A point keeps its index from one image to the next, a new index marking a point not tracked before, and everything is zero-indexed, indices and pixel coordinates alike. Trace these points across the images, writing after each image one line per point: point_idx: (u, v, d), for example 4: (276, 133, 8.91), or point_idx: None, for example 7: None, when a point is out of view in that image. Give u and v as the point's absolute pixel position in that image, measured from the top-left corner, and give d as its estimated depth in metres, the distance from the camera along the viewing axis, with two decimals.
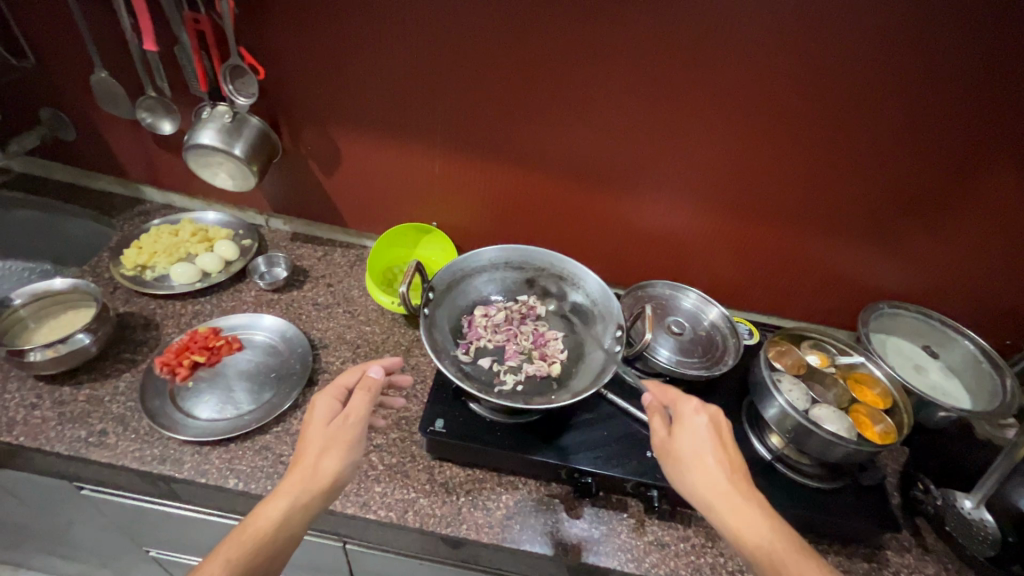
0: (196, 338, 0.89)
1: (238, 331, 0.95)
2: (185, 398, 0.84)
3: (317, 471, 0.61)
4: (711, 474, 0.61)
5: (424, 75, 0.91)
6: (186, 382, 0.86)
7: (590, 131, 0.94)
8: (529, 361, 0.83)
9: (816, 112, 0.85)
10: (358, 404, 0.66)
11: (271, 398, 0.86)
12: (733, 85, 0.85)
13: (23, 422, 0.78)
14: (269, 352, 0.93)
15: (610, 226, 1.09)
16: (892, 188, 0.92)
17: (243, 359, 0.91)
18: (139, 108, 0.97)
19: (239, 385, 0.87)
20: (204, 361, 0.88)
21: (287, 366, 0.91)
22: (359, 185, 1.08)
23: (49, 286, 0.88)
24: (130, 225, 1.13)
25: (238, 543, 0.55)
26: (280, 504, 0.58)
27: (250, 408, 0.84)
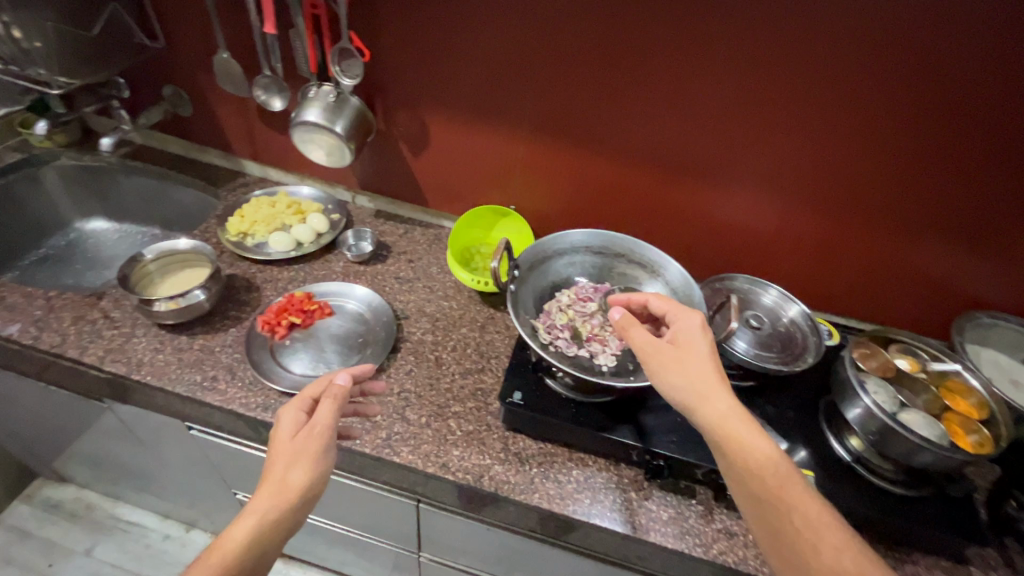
0: (293, 300, 0.98)
1: (330, 297, 1.02)
2: (279, 355, 0.92)
3: (282, 489, 0.62)
4: (696, 385, 0.65)
5: (520, 61, 0.94)
6: (284, 341, 0.94)
7: (675, 121, 0.94)
8: (605, 346, 0.83)
9: (930, 107, 0.81)
10: (323, 415, 0.67)
11: (358, 360, 0.92)
12: (837, 77, 0.83)
13: (150, 363, 0.88)
14: (357, 320, 0.99)
15: (689, 219, 1.07)
16: (1002, 191, 0.86)
17: (332, 323, 0.98)
18: (257, 85, 1.03)
19: (329, 346, 0.94)
20: (300, 323, 0.96)
21: (372, 332, 0.97)
22: (443, 167, 1.12)
23: (175, 245, 0.96)
24: (233, 196, 1.23)
25: (204, 568, 0.56)
26: (249, 522, 0.59)
27: (340, 367, 0.91)
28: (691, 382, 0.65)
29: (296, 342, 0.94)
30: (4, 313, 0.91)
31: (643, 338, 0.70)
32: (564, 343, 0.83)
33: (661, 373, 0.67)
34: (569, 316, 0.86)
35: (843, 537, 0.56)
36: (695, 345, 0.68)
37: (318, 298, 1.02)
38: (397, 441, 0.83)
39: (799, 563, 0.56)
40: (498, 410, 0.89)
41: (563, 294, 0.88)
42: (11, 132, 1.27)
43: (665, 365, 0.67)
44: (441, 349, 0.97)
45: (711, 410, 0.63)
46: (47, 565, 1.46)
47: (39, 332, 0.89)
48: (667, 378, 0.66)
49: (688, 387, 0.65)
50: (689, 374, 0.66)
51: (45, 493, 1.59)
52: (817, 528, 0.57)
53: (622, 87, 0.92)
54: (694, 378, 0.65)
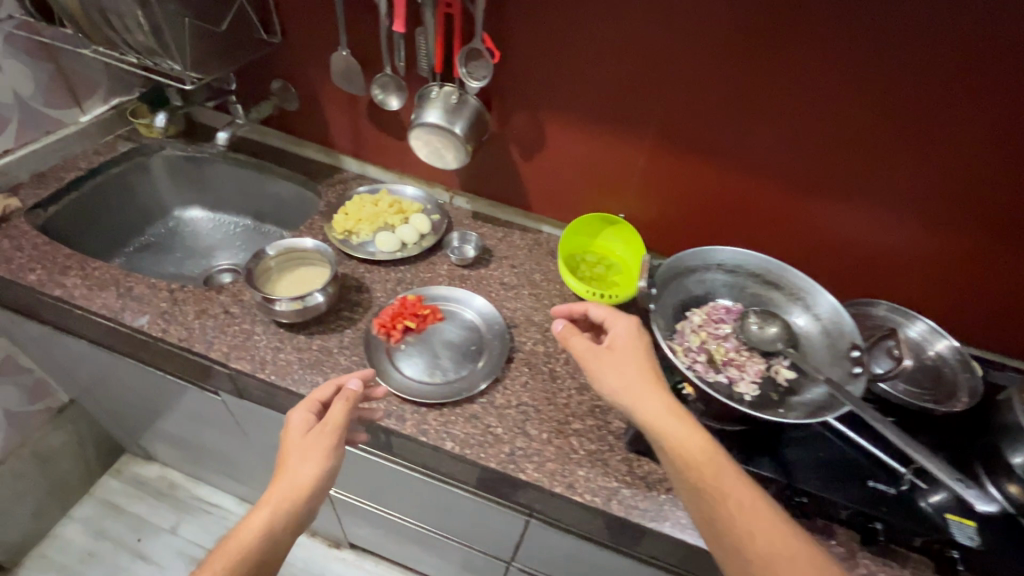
0: (407, 304, 0.96)
1: (439, 301, 1.00)
2: (396, 360, 0.91)
3: (297, 484, 0.69)
4: (630, 388, 0.69)
5: (655, 65, 0.89)
6: (398, 345, 0.93)
7: (809, 132, 0.88)
8: (745, 373, 0.79)
9: None
10: (336, 413, 0.74)
11: (474, 370, 0.91)
12: (1010, 88, 0.75)
13: (273, 362, 0.88)
14: (468, 327, 0.97)
15: (811, 236, 1.00)
16: None
17: (445, 330, 0.96)
18: (376, 84, 1.03)
19: (444, 353, 0.93)
20: (414, 327, 0.95)
21: (486, 342, 0.95)
22: (553, 171, 1.09)
23: (301, 244, 0.96)
24: (333, 192, 1.22)
25: (230, 550, 0.65)
26: (265, 512, 0.67)
27: (457, 375, 0.90)
28: (626, 385, 0.69)
29: (410, 348, 0.93)
30: (132, 304, 0.93)
31: (582, 346, 0.75)
32: (701, 367, 0.79)
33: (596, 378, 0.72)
34: (703, 337, 0.82)
35: (777, 525, 0.59)
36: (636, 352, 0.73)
37: (429, 302, 1.00)
38: (521, 457, 0.81)
39: (740, 548, 0.59)
40: (619, 429, 0.86)
41: (694, 314, 0.84)
42: (122, 121, 1.29)
43: (601, 369, 0.72)
44: (554, 361, 0.95)
45: (647, 411, 0.67)
46: (135, 541, 1.51)
47: (167, 325, 0.91)
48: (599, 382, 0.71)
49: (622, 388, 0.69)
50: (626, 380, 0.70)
51: (133, 469, 1.65)
52: (750, 514, 0.60)
53: (766, 96, 0.87)
54: (631, 384, 0.69)
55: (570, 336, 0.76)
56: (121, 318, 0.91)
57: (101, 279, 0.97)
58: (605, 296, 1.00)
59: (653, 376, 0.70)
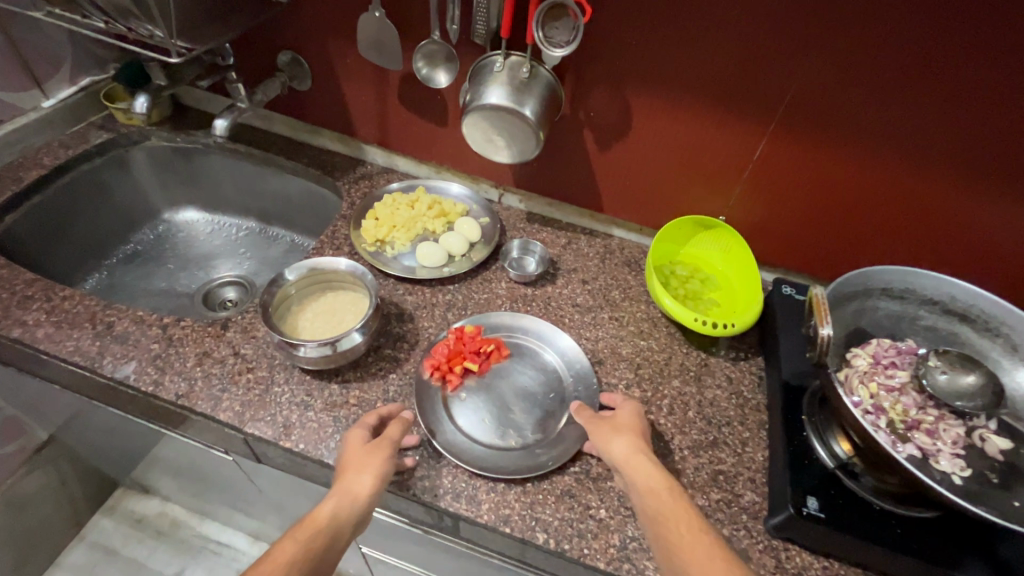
0: (465, 339, 0.76)
1: (503, 332, 0.80)
2: (457, 413, 0.71)
3: (354, 493, 0.56)
4: (624, 455, 0.59)
5: (798, 19, 0.66)
6: (457, 392, 0.73)
7: (999, 109, 0.65)
8: (944, 442, 0.58)
9: None
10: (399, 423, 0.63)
11: (559, 426, 0.70)
12: None
13: (300, 425, 0.67)
14: (543, 369, 0.76)
15: (976, 247, 0.78)
16: None
17: (516, 371, 0.76)
18: (419, 54, 0.80)
19: (517, 404, 0.72)
20: (476, 369, 0.74)
21: (570, 388, 0.75)
22: (635, 164, 0.87)
23: (336, 265, 0.76)
24: (357, 192, 1.00)
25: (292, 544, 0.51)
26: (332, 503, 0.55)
27: (538, 435, 0.69)
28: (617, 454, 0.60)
29: (474, 395, 0.73)
30: (113, 347, 0.73)
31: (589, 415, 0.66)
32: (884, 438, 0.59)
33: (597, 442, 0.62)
34: (877, 391, 0.61)
35: None
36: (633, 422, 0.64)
37: (490, 333, 0.79)
38: (637, 552, 0.61)
39: None
40: (755, 507, 0.66)
41: (857, 357, 0.64)
42: (95, 105, 1.06)
43: (601, 434, 0.63)
44: (655, 411, 0.74)
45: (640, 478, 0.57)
46: None
47: (160, 375, 0.70)
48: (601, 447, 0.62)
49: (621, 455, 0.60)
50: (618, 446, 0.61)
51: (129, 505, 1.45)
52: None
53: (964, 60, 0.63)
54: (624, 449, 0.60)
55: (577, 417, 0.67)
56: (99, 367, 0.71)
57: (73, 313, 0.76)
58: (712, 326, 0.78)
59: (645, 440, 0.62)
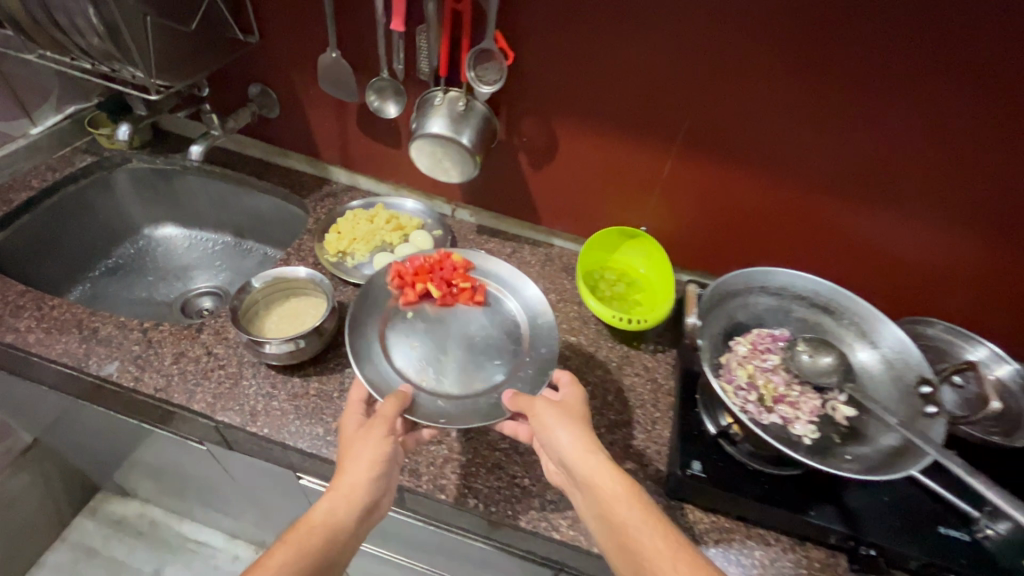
0: (444, 267, 0.89)
1: (489, 280, 0.90)
2: (398, 321, 0.84)
3: (350, 484, 0.63)
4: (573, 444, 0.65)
5: (685, 64, 0.80)
6: (407, 306, 0.86)
7: (848, 138, 0.79)
8: (801, 411, 0.71)
9: None
10: (387, 408, 0.69)
11: (474, 385, 0.78)
12: None
13: (265, 412, 0.77)
14: (500, 325, 0.86)
15: (851, 251, 0.92)
16: None
17: (470, 315, 0.87)
18: (370, 89, 0.92)
19: (453, 348, 0.82)
20: (438, 296, 0.86)
21: (503, 344, 0.83)
22: (566, 182, 0.99)
23: (294, 273, 0.86)
24: (323, 208, 1.11)
25: (294, 544, 0.58)
26: (326, 504, 0.61)
27: (449, 386, 0.77)
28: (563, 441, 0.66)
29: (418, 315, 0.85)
30: (98, 349, 0.82)
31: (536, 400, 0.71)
32: (753, 409, 0.71)
33: (545, 429, 0.68)
34: (752, 372, 0.73)
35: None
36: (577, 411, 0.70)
37: (476, 275, 0.90)
38: (554, 512, 0.72)
39: None
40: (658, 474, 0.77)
41: (738, 344, 0.76)
42: (78, 131, 1.15)
43: (545, 420, 0.68)
44: None
45: (587, 464, 0.63)
46: None
47: (140, 372, 0.80)
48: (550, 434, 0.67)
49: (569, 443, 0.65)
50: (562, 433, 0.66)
51: (109, 507, 1.52)
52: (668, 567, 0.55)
53: (816, 96, 0.77)
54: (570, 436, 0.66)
55: (510, 403, 0.71)
56: (86, 366, 0.80)
57: (61, 320, 0.85)
58: (629, 322, 0.90)
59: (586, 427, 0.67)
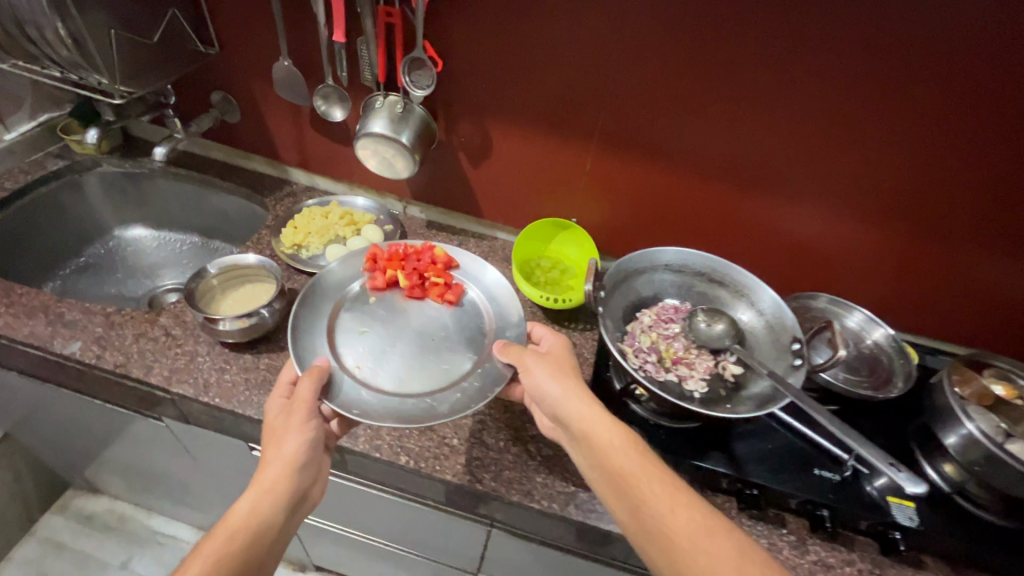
0: (424, 261, 0.96)
1: (465, 281, 0.96)
2: (362, 303, 0.91)
3: (270, 473, 0.67)
4: (557, 393, 0.71)
5: (595, 69, 0.90)
6: (375, 288, 0.93)
7: (738, 132, 0.91)
8: (694, 368, 0.80)
9: (1005, 118, 0.79)
10: (305, 390, 0.72)
11: (412, 387, 0.80)
12: (910, 86, 0.79)
13: (217, 384, 0.85)
14: (459, 326, 0.90)
15: (753, 233, 1.03)
16: None
17: (435, 311, 0.92)
18: (318, 95, 1.02)
19: (404, 340, 0.86)
20: (407, 285, 0.93)
21: (453, 343, 0.87)
22: (503, 178, 1.09)
23: (241, 259, 0.94)
24: (282, 206, 1.19)
25: (220, 537, 0.62)
26: (248, 497, 0.66)
27: (384, 379, 0.80)
28: (548, 391, 0.71)
29: (382, 300, 0.92)
30: (62, 331, 0.89)
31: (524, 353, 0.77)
32: (652, 368, 0.80)
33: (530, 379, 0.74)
34: (654, 338, 0.83)
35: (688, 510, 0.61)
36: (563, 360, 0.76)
37: (454, 275, 0.97)
38: (477, 467, 0.80)
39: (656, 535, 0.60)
40: None
41: (644, 314, 0.86)
42: (51, 138, 1.23)
43: (531, 371, 0.74)
44: None
45: (571, 410, 0.69)
46: None
47: (102, 351, 0.87)
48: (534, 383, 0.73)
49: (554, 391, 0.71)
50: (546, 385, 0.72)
51: (79, 503, 1.56)
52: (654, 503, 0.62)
53: (708, 96, 0.88)
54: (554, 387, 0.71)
55: (504, 354, 0.79)
56: (51, 346, 0.87)
57: (29, 306, 0.92)
58: (557, 301, 0.99)
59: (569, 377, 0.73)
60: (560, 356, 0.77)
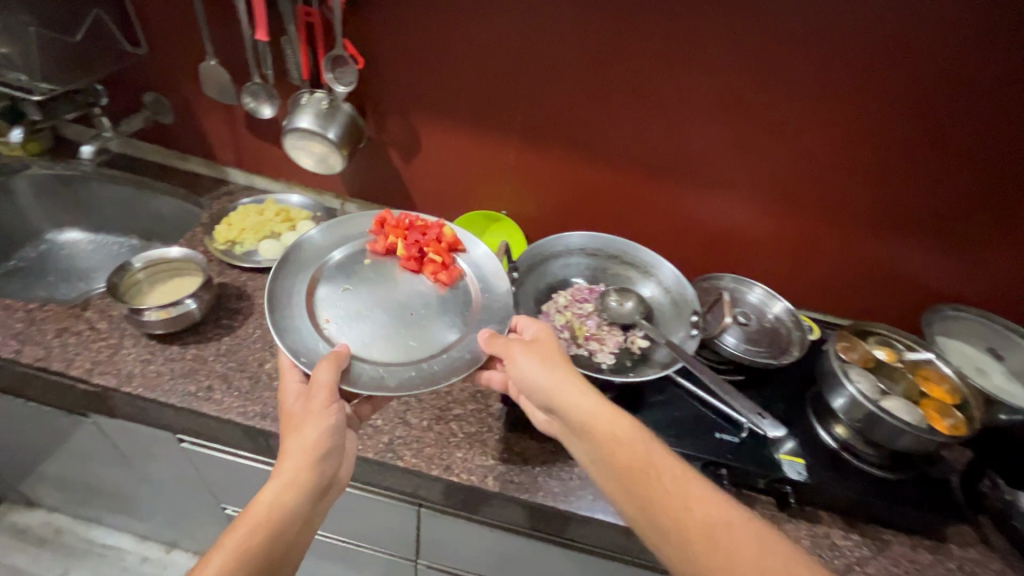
0: (431, 239, 0.94)
1: (467, 266, 0.93)
2: (352, 264, 0.92)
3: (296, 457, 0.65)
4: (551, 385, 0.70)
5: (511, 66, 0.96)
6: (373, 252, 0.94)
7: (646, 123, 0.97)
8: (605, 338, 0.86)
9: (873, 105, 0.87)
10: (324, 374, 0.71)
11: (368, 352, 0.79)
12: (789, 77, 0.88)
13: (140, 374, 0.85)
14: (439, 312, 0.87)
15: (670, 220, 1.10)
16: (950, 188, 0.93)
17: (424, 287, 0.90)
18: (246, 92, 1.04)
19: (381, 304, 0.87)
20: (405, 254, 0.93)
21: (424, 320, 0.85)
22: (434, 172, 1.13)
23: (165, 254, 0.95)
24: (218, 205, 1.20)
25: (246, 529, 0.60)
26: (273, 488, 0.63)
27: (348, 336, 0.81)
28: (545, 384, 0.70)
29: (376, 263, 0.93)
30: None
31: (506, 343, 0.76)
32: (565, 342, 0.85)
33: (520, 371, 0.72)
34: (568, 316, 0.88)
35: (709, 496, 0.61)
36: (551, 350, 0.75)
37: (458, 259, 0.94)
38: (400, 445, 0.83)
39: (671, 526, 0.59)
40: (499, 411, 0.90)
41: (560, 296, 0.92)
42: None
43: (517, 366, 0.73)
44: None
45: (575, 405, 0.68)
46: None
47: (21, 346, 0.86)
48: (523, 376, 0.71)
49: (548, 383, 0.70)
50: (542, 376, 0.70)
51: (13, 519, 1.50)
52: (681, 490, 0.61)
53: (615, 89, 0.95)
54: (547, 377, 0.70)
55: (487, 344, 0.77)
56: None
57: None
58: None
59: (566, 369, 0.72)
60: (546, 343, 0.76)
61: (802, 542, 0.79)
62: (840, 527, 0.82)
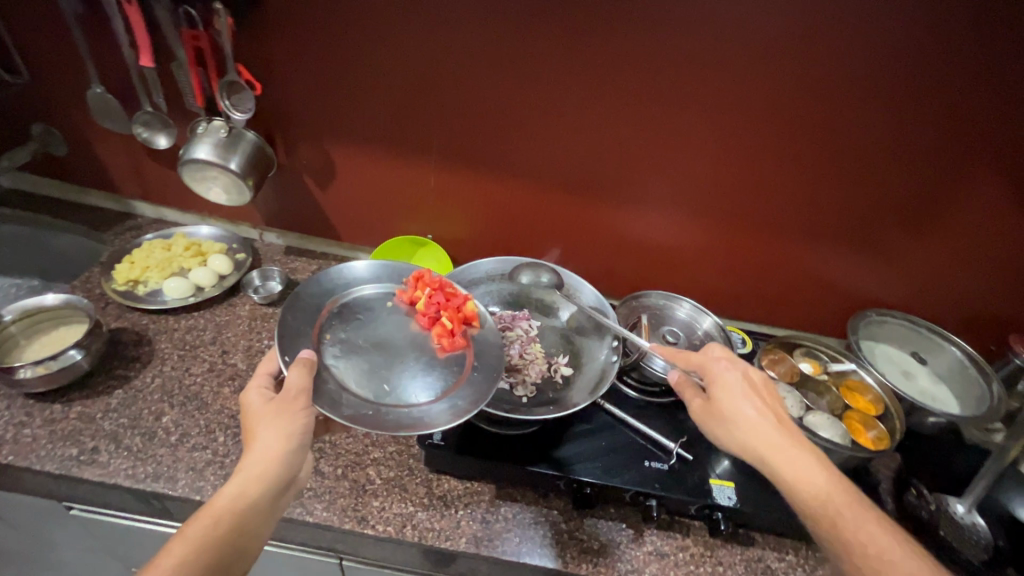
0: (455, 304, 0.82)
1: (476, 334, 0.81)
2: (377, 302, 0.84)
3: (266, 455, 0.60)
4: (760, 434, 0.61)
5: (419, 86, 0.92)
6: (400, 300, 0.85)
7: (563, 140, 0.95)
8: (533, 365, 0.83)
9: (782, 116, 0.88)
10: (296, 379, 0.63)
11: (340, 378, 0.70)
12: (700, 90, 0.87)
13: (13, 440, 0.76)
14: (419, 378, 0.74)
15: (600, 237, 1.08)
16: (864, 195, 0.94)
17: (422, 349, 0.79)
18: (136, 122, 0.97)
19: (377, 346, 0.77)
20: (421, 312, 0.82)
21: (400, 374, 0.74)
22: (352, 197, 1.08)
23: (40, 302, 0.87)
24: (122, 241, 1.12)
25: (202, 525, 0.55)
26: (234, 483, 0.58)
27: (329, 357, 0.73)
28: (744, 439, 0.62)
29: (394, 312, 0.83)
30: None
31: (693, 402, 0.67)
32: None
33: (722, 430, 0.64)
34: None
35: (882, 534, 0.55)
36: (744, 387, 0.66)
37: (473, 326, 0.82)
38: (310, 498, 0.77)
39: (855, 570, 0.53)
40: (421, 452, 0.85)
41: None
42: None
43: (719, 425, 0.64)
44: None
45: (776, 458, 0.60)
46: None
47: None
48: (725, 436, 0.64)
49: (753, 434, 0.62)
50: (745, 423, 0.63)
51: None
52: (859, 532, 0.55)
53: (529, 107, 0.92)
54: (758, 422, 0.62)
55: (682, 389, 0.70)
56: None
57: None
58: None
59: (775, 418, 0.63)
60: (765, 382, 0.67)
61: (736, 568, 0.77)
62: (774, 548, 0.80)
